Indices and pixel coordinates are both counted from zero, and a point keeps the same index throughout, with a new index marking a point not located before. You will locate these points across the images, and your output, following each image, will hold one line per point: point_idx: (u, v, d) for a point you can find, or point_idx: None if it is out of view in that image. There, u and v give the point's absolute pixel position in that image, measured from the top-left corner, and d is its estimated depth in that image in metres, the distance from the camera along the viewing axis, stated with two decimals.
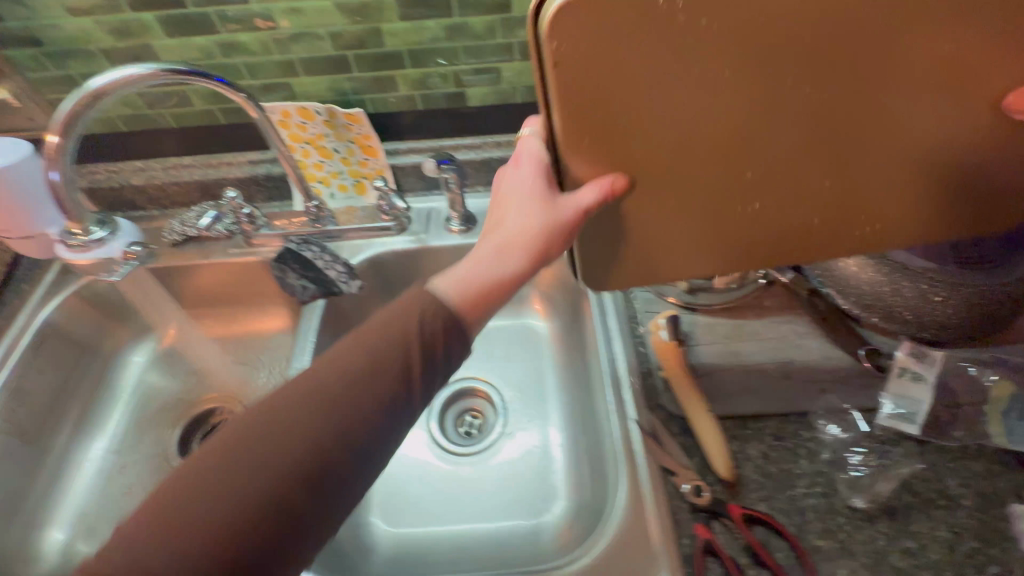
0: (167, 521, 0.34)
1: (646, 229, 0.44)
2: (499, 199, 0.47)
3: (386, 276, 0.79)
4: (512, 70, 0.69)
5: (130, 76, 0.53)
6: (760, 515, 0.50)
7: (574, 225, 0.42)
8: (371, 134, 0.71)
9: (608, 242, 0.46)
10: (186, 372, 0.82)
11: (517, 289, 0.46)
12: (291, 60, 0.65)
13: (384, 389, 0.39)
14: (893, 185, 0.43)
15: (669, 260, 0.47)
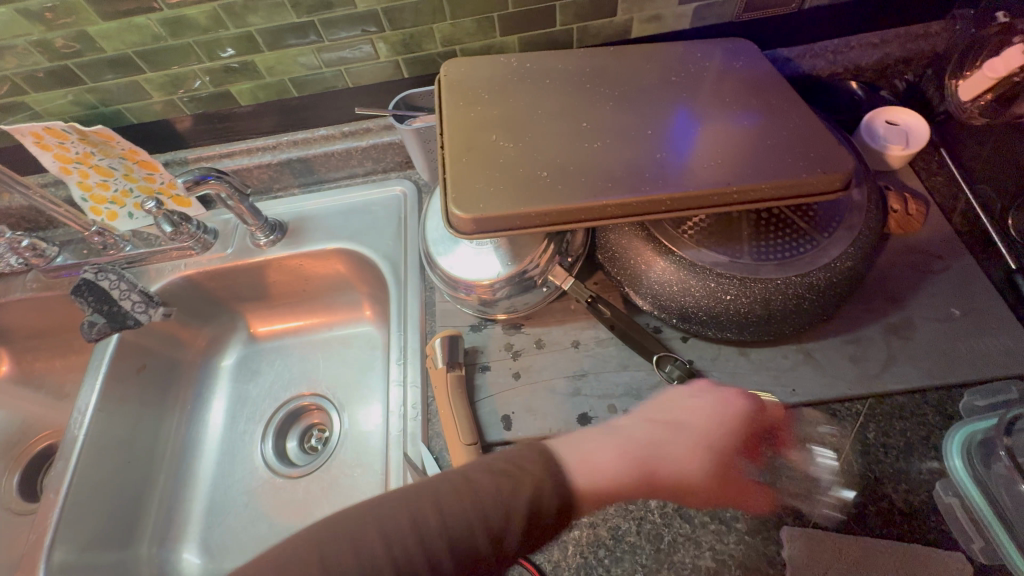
0: None
1: (493, 167, 0.49)
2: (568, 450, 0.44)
3: (203, 295, 0.75)
4: (269, 61, 0.60)
5: None
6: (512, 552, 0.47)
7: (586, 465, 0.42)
8: (133, 149, 0.64)
9: (489, 180, 0.48)
10: (25, 408, 0.80)
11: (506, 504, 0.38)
12: (8, 77, 0.57)
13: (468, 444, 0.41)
14: (709, 140, 0.52)
15: (499, 189, 0.47)
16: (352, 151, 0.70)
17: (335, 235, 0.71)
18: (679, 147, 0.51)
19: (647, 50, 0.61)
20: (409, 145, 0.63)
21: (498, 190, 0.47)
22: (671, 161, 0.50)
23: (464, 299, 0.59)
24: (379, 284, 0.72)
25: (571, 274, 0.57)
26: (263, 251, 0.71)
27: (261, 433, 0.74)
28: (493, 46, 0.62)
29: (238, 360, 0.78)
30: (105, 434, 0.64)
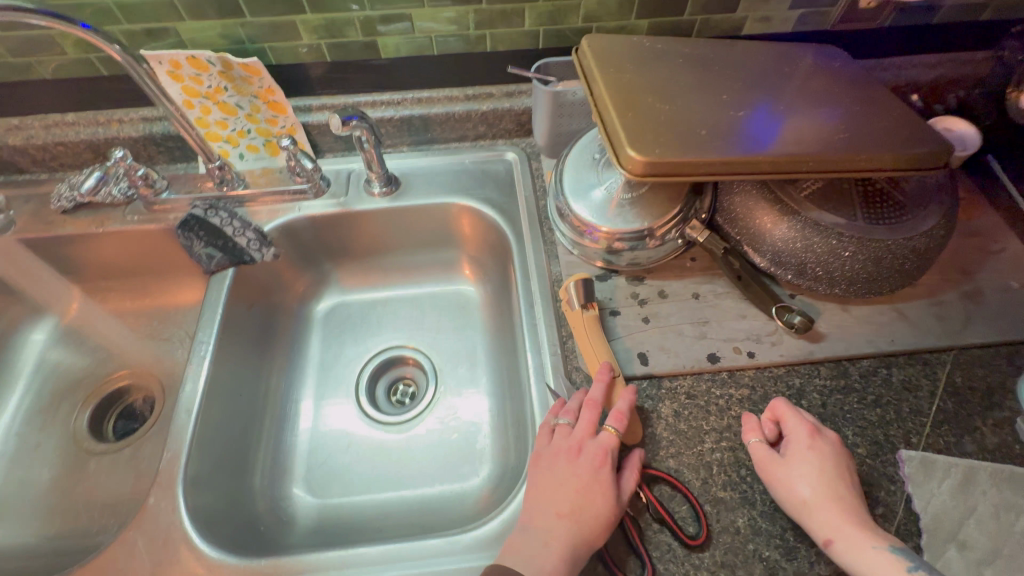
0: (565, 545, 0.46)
1: (652, 122, 0.55)
2: (568, 468, 0.50)
3: (304, 243, 0.75)
4: (424, 18, 0.64)
5: None
6: (662, 474, 0.51)
7: (596, 474, 0.49)
8: (274, 87, 0.66)
9: (653, 132, 0.54)
10: (94, 347, 0.76)
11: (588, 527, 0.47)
12: (171, 2, 0.59)
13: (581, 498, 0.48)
14: (826, 119, 0.60)
15: (662, 140, 0.53)
16: (473, 113, 0.74)
17: (449, 190, 0.74)
18: (778, 124, 0.58)
19: (754, 46, 0.70)
20: (537, 104, 0.69)
21: (662, 141, 0.53)
22: (771, 134, 0.57)
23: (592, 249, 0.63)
24: (487, 243, 0.75)
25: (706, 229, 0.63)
26: (374, 201, 0.73)
27: (355, 382, 0.74)
28: (625, 28, 0.68)
29: (331, 310, 0.79)
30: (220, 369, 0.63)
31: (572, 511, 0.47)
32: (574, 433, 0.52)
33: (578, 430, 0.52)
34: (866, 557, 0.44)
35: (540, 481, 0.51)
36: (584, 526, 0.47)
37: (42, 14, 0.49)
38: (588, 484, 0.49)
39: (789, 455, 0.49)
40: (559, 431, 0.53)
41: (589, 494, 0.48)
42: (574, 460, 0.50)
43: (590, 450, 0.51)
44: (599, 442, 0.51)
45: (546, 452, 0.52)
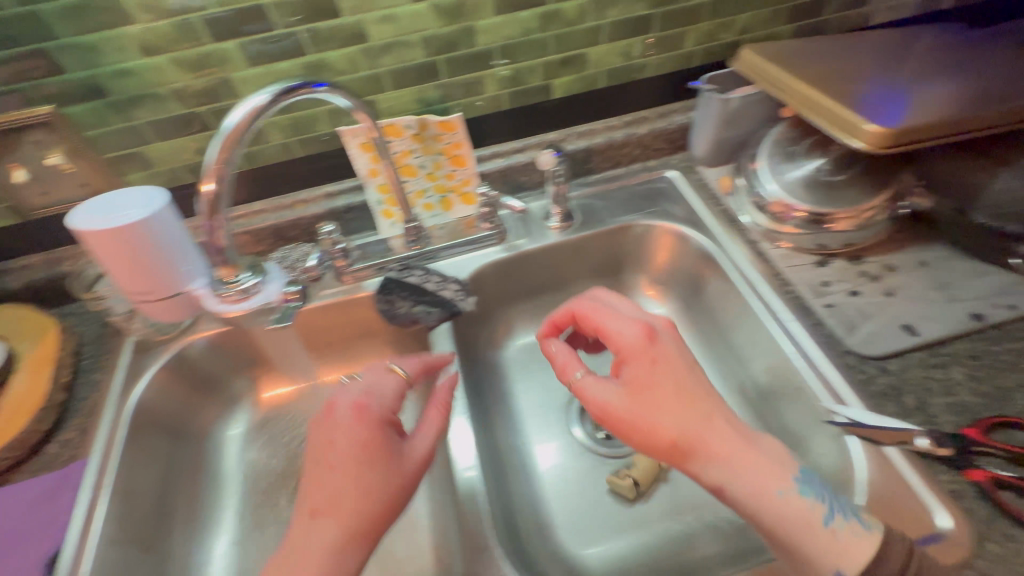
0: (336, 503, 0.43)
1: (861, 102, 0.58)
2: (329, 422, 0.47)
3: (490, 290, 0.75)
4: (599, 54, 0.67)
5: (256, 108, 0.45)
6: (993, 420, 0.48)
7: (382, 416, 0.48)
8: (462, 142, 0.68)
9: (867, 109, 0.57)
10: (290, 437, 0.73)
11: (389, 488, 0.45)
12: (379, 74, 0.61)
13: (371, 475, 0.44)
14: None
15: (884, 113, 0.56)
16: (632, 138, 0.76)
17: (622, 212, 0.75)
18: (906, 92, 0.59)
19: (901, 28, 0.73)
20: (704, 112, 0.72)
21: (884, 113, 0.55)
22: (901, 101, 0.57)
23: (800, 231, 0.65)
24: (671, 259, 0.76)
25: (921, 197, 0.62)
26: (554, 235, 0.74)
27: (567, 422, 0.71)
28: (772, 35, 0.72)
29: (520, 356, 0.78)
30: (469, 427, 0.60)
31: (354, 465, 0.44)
32: (337, 407, 0.48)
33: (338, 402, 0.49)
34: (749, 480, 0.42)
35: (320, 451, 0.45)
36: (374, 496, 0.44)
37: (270, 88, 0.45)
38: (378, 460, 0.45)
39: (634, 378, 0.46)
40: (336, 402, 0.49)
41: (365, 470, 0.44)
42: (337, 415, 0.47)
43: (351, 395, 0.49)
44: (376, 387, 0.52)
45: (331, 420, 0.47)
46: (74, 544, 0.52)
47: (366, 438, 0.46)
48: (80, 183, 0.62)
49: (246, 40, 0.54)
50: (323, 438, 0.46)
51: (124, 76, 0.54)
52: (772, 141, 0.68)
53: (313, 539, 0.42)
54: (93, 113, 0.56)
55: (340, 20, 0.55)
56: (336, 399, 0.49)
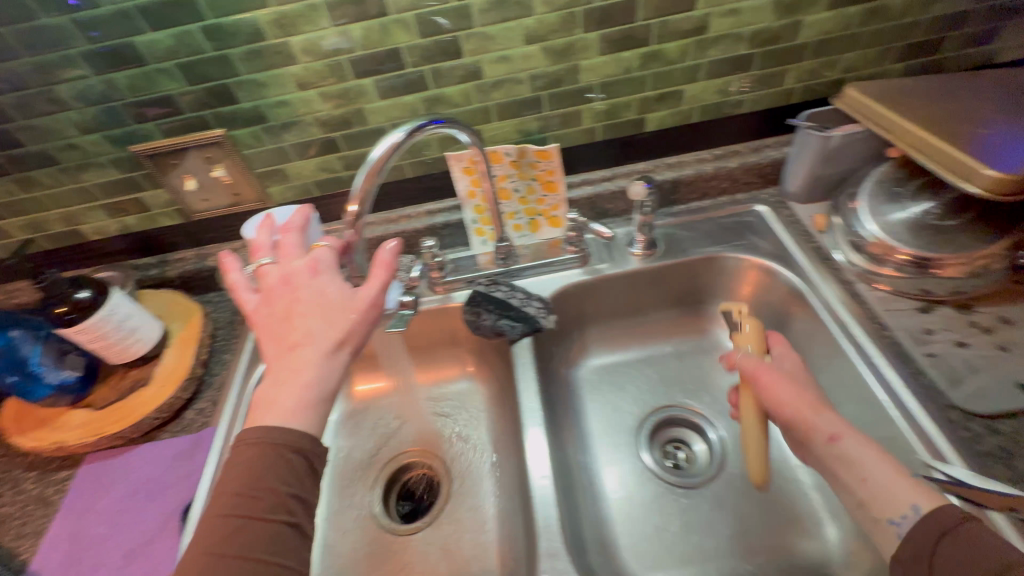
0: (295, 366, 0.45)
1: (975, 143, 0.56)
2: (295, 274, 0.50)
3: (571, 309, 0.78)
4: (695, 90, 0.70)
5: (394, 143, 0.51)
6: None
7: (304, 297, 0.49)
8: (555, 169, 0.72)
9: (982, 151, 0.55)
10: (377, 430, 0.80)
11: (308, 358, 0.45)
12: (488, 106, 0.68)
13: (317, 324, 0.47)
14: None
15: (1001, 157, 0.53)
16: (722, 171, 0.77)
17: (706, 243, 0.76)
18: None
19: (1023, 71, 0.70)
20: (800, 148, 0.72)
21: (1001, 157, 0.53)
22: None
23: (896, 274, 0.63)
24: (757, 294, 0.75)
25: None
26: (636, 260, 0.76)
27: (637, 446, 0.72)
28: (880, 73, 0.71)
29: (594, 377, 0.80)
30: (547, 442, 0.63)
31: (315, 313, 0.48)
32: (288, 273, 0.50)
33: (299, 286, 0.49)
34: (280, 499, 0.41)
35: (287, 304, 0.48)
36: (322, 343, 0.46)
37: (405, 127, 0.52)
38: (312, 313, 0.48)
39: (750, 369, 0.56)
40: (275, 266, 0.51)
41: (309, 316, 0.47)
42: (314, 275, 0.51)
43: (302, 266, 0.51)
44: (314, 258, 0.52)
45: (296, 285, 0.49)
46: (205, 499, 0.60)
47: (288, 309, 0.48)
48: (233, 192, 0.73)
49: (381, 77, 0.63)
50: (266, 310, 0.49)
51: (282, 106, 0.64)
52: (877, 179, 0.66)
53: (269, 387, 0.45)
54: (252, 135, 0.67)
55: (462, 61, 0.62)
56: (289, 232, 0.54)
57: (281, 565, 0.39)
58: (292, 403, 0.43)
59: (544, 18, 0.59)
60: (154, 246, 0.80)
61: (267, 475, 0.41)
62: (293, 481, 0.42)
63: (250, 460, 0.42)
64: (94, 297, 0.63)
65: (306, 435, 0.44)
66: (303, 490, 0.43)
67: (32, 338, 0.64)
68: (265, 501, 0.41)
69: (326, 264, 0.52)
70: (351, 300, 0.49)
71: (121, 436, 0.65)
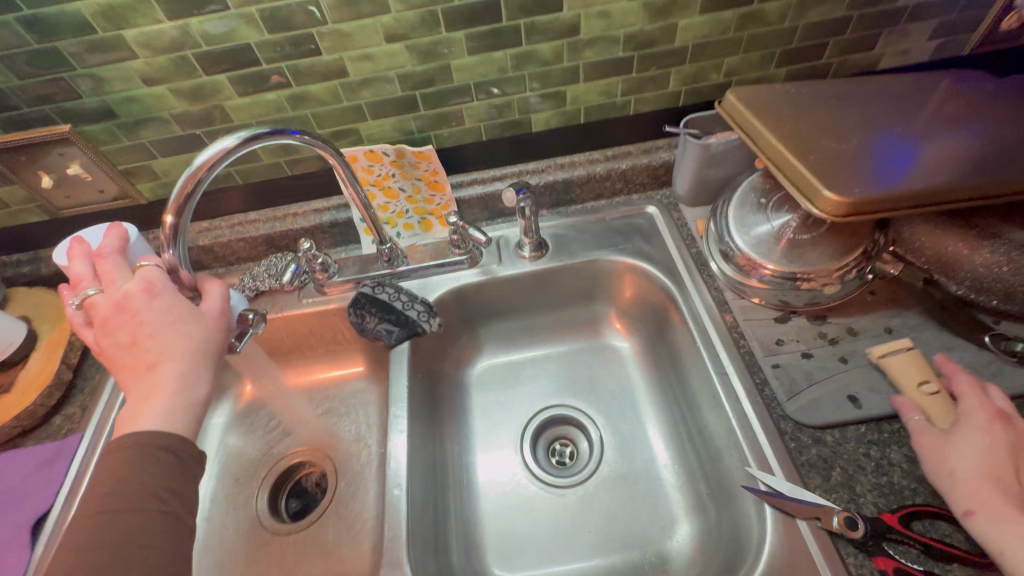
0: (155, 383, 0.43)
1: (826, 159, 0.56)
2: (129, 297, 0.47)
3: (462, 309, 0.78)
4: (577, 91, 0.68)
5: (224, 149, 0.49)
6: (918, 508, 0.47)
7: (147, 317, 0.46)
8: (438, 170, 0.72)
9: (830, 169, 0.55)
10: (267, 429, 0.80)
11: (171, 375, 0.44)
12: (359, 105, 0.65)
13: (171, 339, 0.46)
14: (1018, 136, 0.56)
15: (844, 176, 0.54)
16: (613, 172, 0.77)
17: (593, 245, 0.76)
18: (903, 146, 0.57)
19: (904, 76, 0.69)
20: (683, 153, 0.71)
21: (844, 177, 0.54)
22: (909, 155, 0.56)
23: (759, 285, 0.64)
24: (640, 298, 0.76)
25: (898, 262, 0.61)
26: (524, 262, 0.76)
27: (518, 445, 0.74)
28: (763, 77, 0.71)
29: (486, 377, 0.80)
30: (415, 448, 0.64)
31: (167, 330, 0.46)
32: (120, 300, 0.47)
33: (139, 309, 0.46)
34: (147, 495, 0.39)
35: (130, 330, 0.45)
36: (181, 358, 0.45)
37: (241, 133, 0.50)
38: (162, 331, 0.46)
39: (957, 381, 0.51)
40: (102, 295, 0.48)
41: (160, 335, 0.45)
42: (152, 294, 0.48)
43: (135, 288, 0.48)
44: (146, 277, 0.49)
45: (134, 310, 0.46)
46: (63, 505, 0.61)
47: (133, 335, 0.45)
48: (98, 189, 0.69)
49: (235, 74, 0.59)
50: (108, 340, 0.45)
51: (131, 102, 0.60)
52: (748, 188, 0.67)
53: (131, 410, 0.42)
54: (105, 131, 0.63)
55: (321, 59, 0.59)
56: (106, 257, 0.50)
57: (150, 553, 0.38)
58: (160, 410, 0.42)
59: (401, 17, 0.57)
60: (22, 243, 0.76)
61: (136, 475, 0.40)
62: (165, 477, 0.41)
63: (119, 462, 0.40)
64: None
65: (180, 436, 0.43)
66: (180, 485, 0.41)
67: None
68: (133, 495, 0.39)
69: (164, 282, 0.49)
70: (203, 312, 0.49)
71: None
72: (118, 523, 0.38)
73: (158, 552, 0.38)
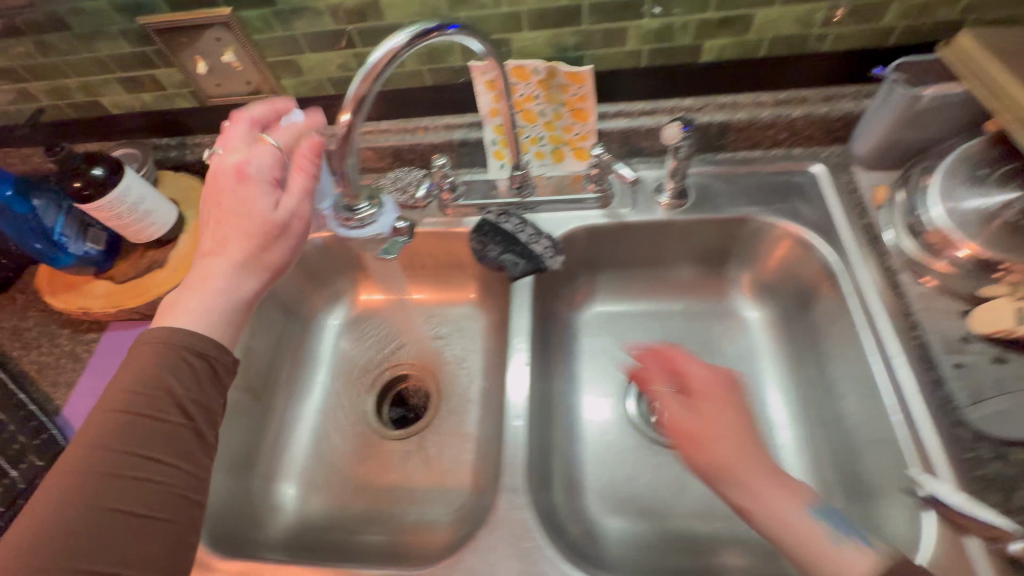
0: (201, 280, 0.48)
1: None
2: (242, 176, 0.51)
3: (584, 252, 0.74)
4: (767, 16, 0.60)
5: (392, 50, 0.46)
6: None
7: (227, 207, 0.50)
8: (587, 95, 0.65)
9: None
10: (375, 339, 0.83)
11: (216, 267, 0.48)
12: (519, 13, 0.59)
13: (234, 234, 0.49)
14: None
15: None
16: (782, 120, 0.67)
17: (742, 201, 0.68)
18: None
19: None
20: (880, 104, 0.60)
21: None
22: None
23: (950, 270, 0.55)
24: (786, 269, 0.69)
25: None
26: (660, 209, 0.70)
27: (623, 395, 0.72)
28: (1007, 19, 0.58)
29: (595, 323, 0.78)
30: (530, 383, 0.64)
31: (242, 225, 0.49)
32: (235, 170, 0.51)
33: (224, 187, 0.50)
34: (158, 397, 0.43)
35: (216, 197, 0.50)
36: (229, 257, 0.48)
37: (410, 30, 0.47)
38: (235, 223, 0.49)
39: None
40: (224, 155, 0.53)
41: (222, 225, 0.49)
42: (242, 181, 0.51)
43: (251, 164, 0.51)
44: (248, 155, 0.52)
45: (224, 185, 0.50)
46: None
47: (219, 214, 0.50)
48: (246, 80, 0.69)
49: None
50: (209, 197, 0.51)
51: None
52: (959, 156, 0.56)
53: (176, 294, 0.48)
54: (262, 18, 0.62)
55: None
56: (241, 120, 0.55)
57: (164, 465, 0.42)
58: (193, 305, 0.47)
59: None
60: (171, 128, 0.79)
61: (164, 377, 0.44)
62: (189, 387, 0.44)
63: (142, 369, 0.44)
64: (108, 176, 0.63)
65: (211, 344, 0.46)
66: (207, 402, 0.45)
67: (55, 207, 0.67)
68: (159, 403, 0.43)
69: (255, 167, 0.51)
70: (281, 211, 0.50)
71: (138, 312, 0.70)
72: (150, 429, 0.42)
73: (148, 461, 0.41)
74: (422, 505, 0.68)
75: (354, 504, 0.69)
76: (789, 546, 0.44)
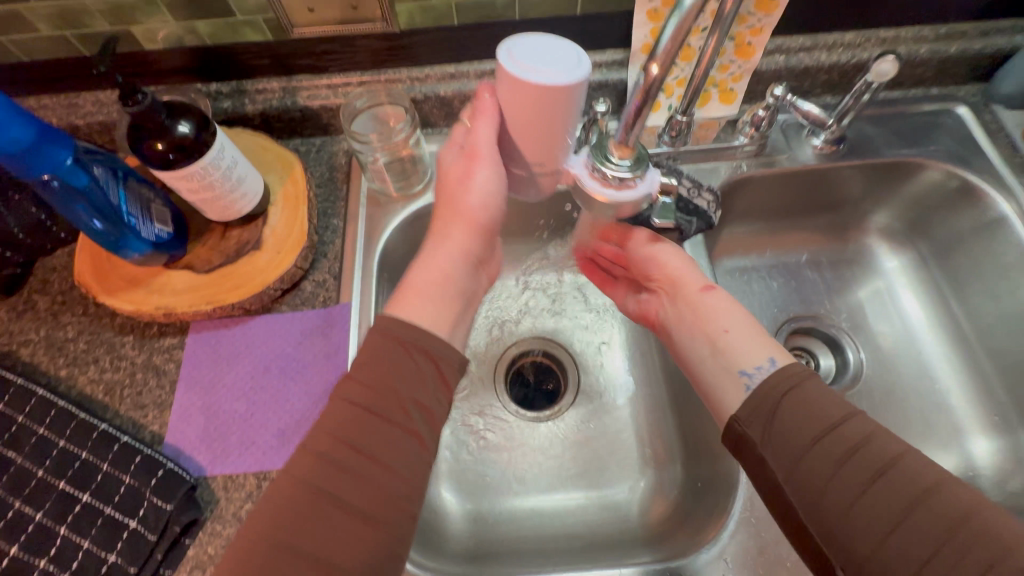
0: (437, 276, 0.47)
1: None
2: (472, 149, 0.48)
3: (729, 204, 0.70)
4: None
5: None
6: None
7: (468, 199, 0.49)
8: (765, 28, 0.57)
9: None
10: (493, 312, 0.73)
11: (444, 254, 0.49)
12: None
13: (465, 237, 0.50)
14: None
15: None
16: (936, 57, 0.65)
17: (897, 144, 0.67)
18: None
19: None
20: None
21: None
22: None
23: None
24: (931, 213, 0.69)
25: None
26: (814, 155, 0.67)
27: None
28: None
29: (732, 279, 0.74)
30: None
31: (474, 214, 0.50)
32: (468, 147, 0.48)
33: (472, 177, 0.49)
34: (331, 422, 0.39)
35: (450, 187, 0.50)
36: (455, 252, 0.49)
37: None
38: (458, 211, 0.50)
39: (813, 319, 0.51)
40: (451, 148, 0.52)
41: (456, 208, 0.50)
42: (471, 167, 0.48)
43: (459, 142, 0.51)
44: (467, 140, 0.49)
45: (450, 178, 0.50)
46: None
47: (444, 197, 0.51)
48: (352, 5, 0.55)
49: None
50: (450, 189, 0.50)
51: None
52: None
53: (423, 274, 0.47)
54: None
55: None
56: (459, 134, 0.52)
57: (338, 506, 0.36)
58: (418, 303, 0.45)
59: None
60: (226, 69, 0.62)
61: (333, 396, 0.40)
62: (356, 413, 0.39)
63: (368, 368, 0.41)
64: (197, 134, 0.48)
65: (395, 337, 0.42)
66: (369, 429, 0.38)
67: (114, 179, 0.50)
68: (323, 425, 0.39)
69: (483, 147, 0.47)
70: (474, 197, 0.49)
71: (237, 307, 0.56)
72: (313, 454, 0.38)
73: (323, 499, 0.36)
74: (602, 484, 0.63)
75: (516, 501, 0.63)
76: (825, 522, 0.37)
